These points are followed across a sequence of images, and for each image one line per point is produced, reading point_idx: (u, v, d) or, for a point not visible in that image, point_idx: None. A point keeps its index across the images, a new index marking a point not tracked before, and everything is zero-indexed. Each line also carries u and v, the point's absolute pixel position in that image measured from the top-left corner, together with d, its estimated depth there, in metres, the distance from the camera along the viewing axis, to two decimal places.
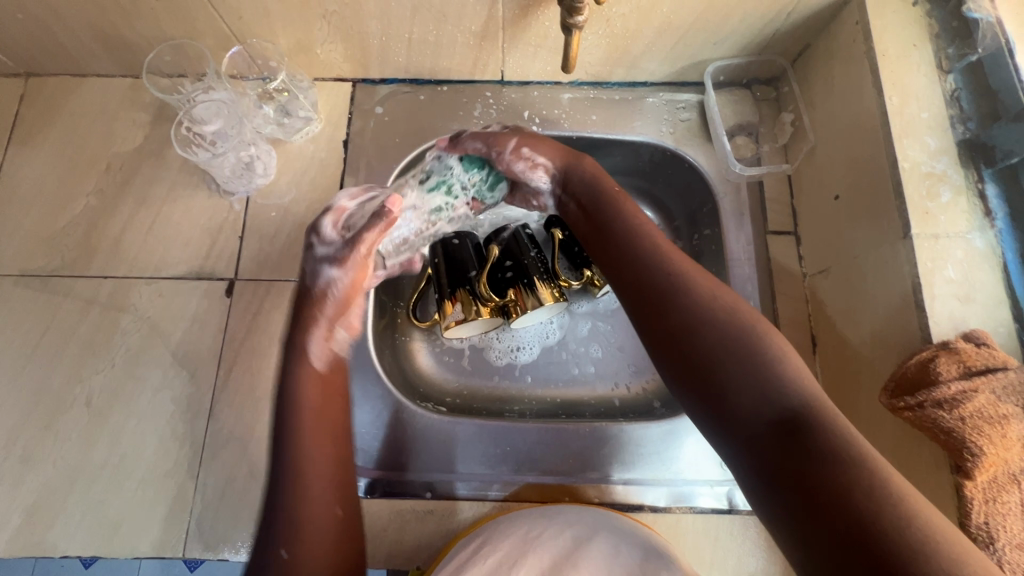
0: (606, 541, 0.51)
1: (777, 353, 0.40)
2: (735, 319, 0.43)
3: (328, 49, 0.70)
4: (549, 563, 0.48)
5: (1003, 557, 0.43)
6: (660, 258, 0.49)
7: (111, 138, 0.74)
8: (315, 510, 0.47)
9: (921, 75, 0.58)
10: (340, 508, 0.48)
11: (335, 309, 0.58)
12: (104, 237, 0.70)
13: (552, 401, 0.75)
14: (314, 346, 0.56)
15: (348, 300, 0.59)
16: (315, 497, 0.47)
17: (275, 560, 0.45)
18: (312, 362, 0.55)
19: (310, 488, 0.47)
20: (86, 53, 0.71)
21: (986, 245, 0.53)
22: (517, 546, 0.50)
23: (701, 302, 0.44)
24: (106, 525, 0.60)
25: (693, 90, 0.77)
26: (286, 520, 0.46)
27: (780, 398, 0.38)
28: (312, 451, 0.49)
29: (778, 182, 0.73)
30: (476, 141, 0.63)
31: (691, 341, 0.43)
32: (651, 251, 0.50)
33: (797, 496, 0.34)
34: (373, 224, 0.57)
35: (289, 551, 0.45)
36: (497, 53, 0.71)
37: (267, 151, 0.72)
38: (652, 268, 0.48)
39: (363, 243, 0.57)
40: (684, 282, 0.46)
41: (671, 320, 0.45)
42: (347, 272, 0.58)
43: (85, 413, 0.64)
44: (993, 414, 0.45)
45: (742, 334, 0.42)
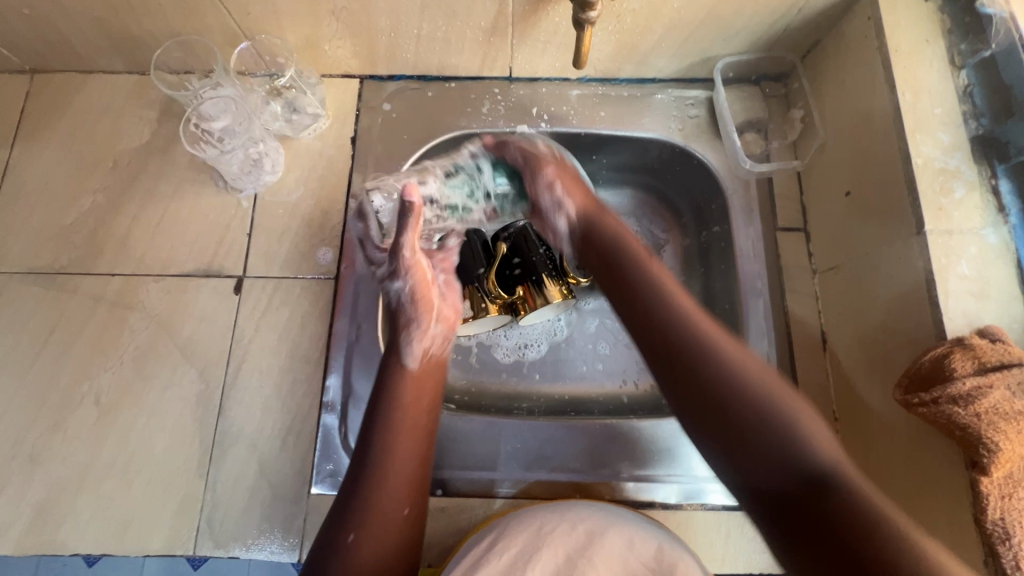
0: (621, 535, 0.51)
1: (802, 416, 0.43)
2: (759, 382, 0.45)
3: (336, 45, 0.70)
4: (563, 560, 0.49)
5: (1020, 552, 0.43)
6: (681, 312, 0.52)
7: (118, 135, 0.73)
8: (388, 505, 0.50)
9: (933, 70, 0.58)
10: (409, 511, 0.51)
11: (417, 314, 0.62)
12: (112, 233, 0.70)
13: (561, 398, 0.75)
14: (408, 348, 0.61)
15: (422, 301, 0.62)
16: (392, 493, 0.51)
17: (342, 539, 0.48)
18: (405, 362, 0.60)
19: (390, 484, 0.51)
20: (92, 49, 0.71)
21: (1000, 241, 0.52)
22: (530, 543, 0.50)
23: (730, 367, 0.47)
24: (116, 522, 0.60)
25: (702, 86, 0.76)
26: (363, 506, 0.50)
27: (803, 454, 0.41)
28: (400, 449, 0.53)
29: (788, 178, 0.73)
30: (517, 152, 0.67)
31: (717, 400, 0.45)
32: (676, 311, 0.52)
33: (815, 538, 0.37)
34: (406, 220, 0.56)
35: (357, 534, 0.48)
36: (505, 49, 0.71)
37: (275, 147, 0.72)
38: (680, 330, 0.50)
39: (403, 243, 0.58)
40: (706, 341, 0.49)
41: (697, 378, 0.47)
42: (408, 277, 0.61)
43: (94, 411, 0.64)
44: (1009, 410, 0.45)
45: (765, 398, 0.44)
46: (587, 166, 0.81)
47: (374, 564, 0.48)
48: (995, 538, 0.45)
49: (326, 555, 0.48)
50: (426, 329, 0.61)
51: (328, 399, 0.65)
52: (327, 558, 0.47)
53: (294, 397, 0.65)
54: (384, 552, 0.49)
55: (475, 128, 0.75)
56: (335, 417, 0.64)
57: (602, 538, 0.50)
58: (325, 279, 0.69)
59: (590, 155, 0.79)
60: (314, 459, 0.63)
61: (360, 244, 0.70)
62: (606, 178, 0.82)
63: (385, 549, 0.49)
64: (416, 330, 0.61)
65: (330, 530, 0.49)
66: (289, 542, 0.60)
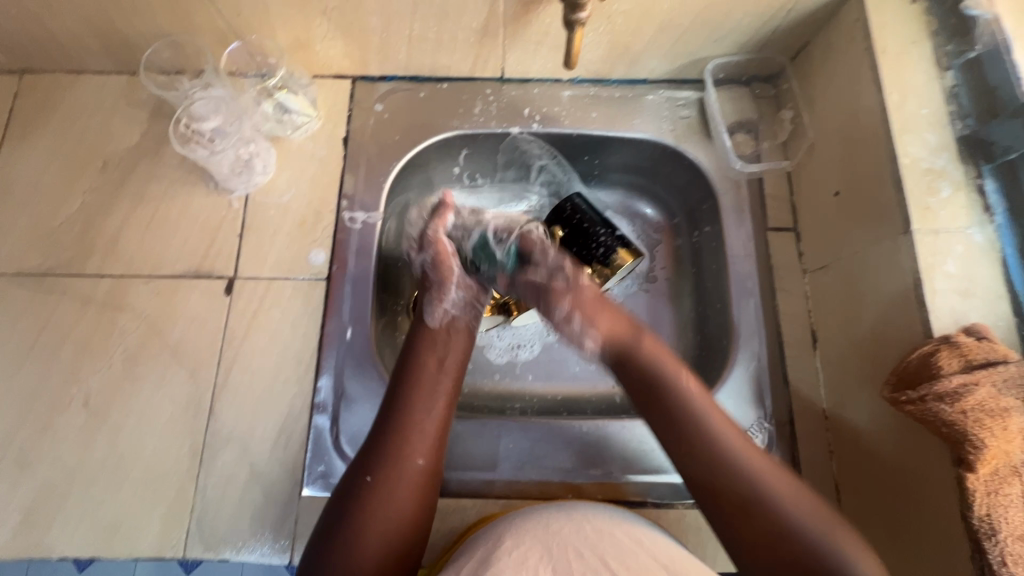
0: (630, 532, 0.51)
1: (833, 535, 0.47)
2: (793, 504, 0.48)
3: (328, 45, 0.70)
4: (579, 557, 0.47)
5: (1006, 549, 0.44)
6: (723, 446, 0.51)
7: (107, 136, 0.73)
8: (404, 455, 0.53)
9: (920, 72, 0.58)
10: (424, 464, 0.54)
11: (438, 280, 0.63)
12: (101, 235, 0.69)
13: (554, 398, 0.75)
14: (429, 311, 0.63)
15: (444, 272, 0.63)
16: (409, 444, 0.54)
17: (360, 481, 0.52)
18: (426, 324, 0.62)
19: (407, 436, 0.54)
20: (81, 49, 0.70)
21: (986, 239, 0.53)
22: (540, 540, 0.48)
23: (768, 496, 0.49)
24: (105, 526, 0.60)
25: (693, 87, 0.77)
26: (380, 453, 0.53)
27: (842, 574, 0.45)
28: (420, 404, 0.56)
29: (779, 179, 0.73)
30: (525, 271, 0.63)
31: (755, 528, 0.48)
32: (716, 443, 0.52)
33: None
34: (439, 213, 0.65)
35: (374, 478, 0.52)
36: (497, 50, 0.71)
37: (266, 148, 0.72)
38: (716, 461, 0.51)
39: (429, 230, 0.65)
40: (743, 469, 0.50)
41: (738, 512, 0.49)
42: (430, 250, 0.64)
43: (83, 413, 0.63)
44: (995, 407, 0.45)
45: (803, 526, 0.47)
46: (580, 166, 0.81)
47: (388, 507, 0.51)
48: (982, 534, 0.45)
49: (346, 495, 0.51)
50: (445, 294, 0.63)
51: (319, 400, 0.65)
52: (345, 498, 0.51)
53: (285, 398, 0.65)
54: (399, 498, 0.51)
55: (468, 129, 0.75)
56: (327, 418, 0.64)
57: (616, 538, 0.50)
58: (317, 280, 0.69)
59: (582, 156, 0.79)
60: (306, 461, 0.63)
61: (352, 245, 0.70)
62: (598, 178, 0.83)
63: (400, 497, 0.51)
64: (436, 295, 0.63)
65: (350, 474, 0.53)
66: (280, 544, 0.60)
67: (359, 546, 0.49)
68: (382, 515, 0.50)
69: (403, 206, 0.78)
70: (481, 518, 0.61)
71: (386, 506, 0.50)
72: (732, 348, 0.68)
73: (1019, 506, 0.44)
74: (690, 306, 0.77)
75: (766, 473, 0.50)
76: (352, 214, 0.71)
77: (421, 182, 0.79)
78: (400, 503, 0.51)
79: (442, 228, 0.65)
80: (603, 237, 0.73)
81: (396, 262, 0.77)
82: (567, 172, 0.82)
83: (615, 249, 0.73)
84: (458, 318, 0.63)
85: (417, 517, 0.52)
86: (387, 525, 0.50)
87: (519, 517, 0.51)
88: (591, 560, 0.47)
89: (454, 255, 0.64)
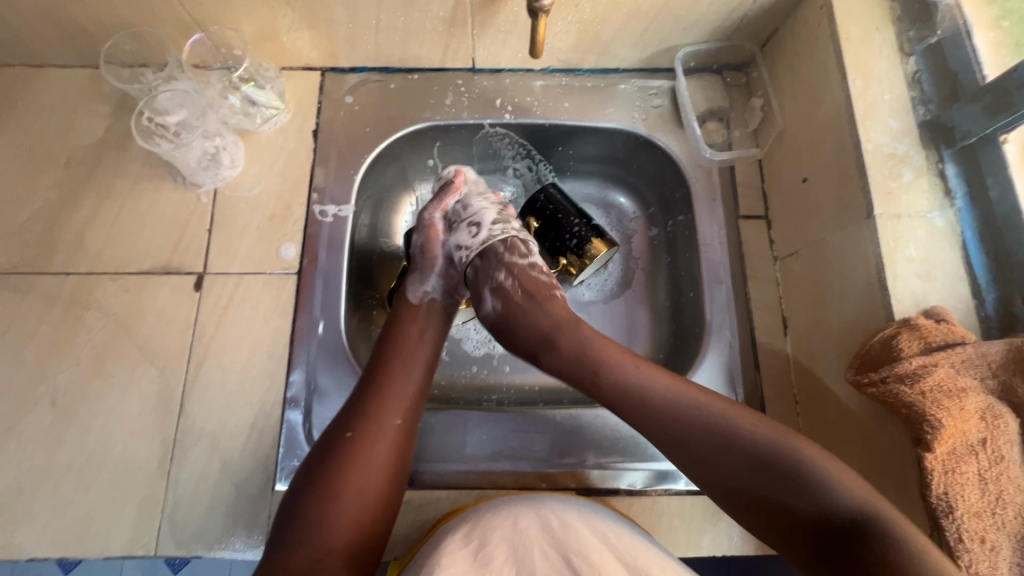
0: (596, 528, 0.50)
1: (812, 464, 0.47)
2: (758, 434, 0.50)
3: (294, 37, 0.69)
4: (545, 554, 0.47)
5: (963, 526, 0.44)
6: (637, 389, 0.54)
7: (71, 130, 0.71)
8: (383, 414, 0.54)
9: (883, 58, 0.59)
10: (403, 423, 0.55)
11: (421, 262, 0.66)
12: (66, 232, 0.68)
13: (531, 389, 0.75)
14: (410, 290, 0.65)
15: (428, 252, 0.66)
16: (388, 404, 0.55)
17: (340, 437, 0.53)
18: (405, 301, 0.65)
19: (388, 397, 0.56)
20: (41, 43, 0.69)
21: (946, 223, 0.54)
22: (506, 537, 0.48)
23: (720, 428, 0.51)
24: (74, 525, 0.59)
25: (665, 76, 0.77)
26: (361, 412, 0.54)
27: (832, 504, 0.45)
28: (400, 368, 0.58)
29: (750, 167, 0.74)
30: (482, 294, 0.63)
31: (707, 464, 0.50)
32: (631, 390, 0.54)
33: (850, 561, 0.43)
34: (440, 198, 0.68)
35: (354, 434, 0.53)
36: (466, 40, 0.71)
37: (233, 142, 0.71)
38: (658, 417, 0.52)
39: (426, 214, 0.68)
40: (658, 402, 0.53)
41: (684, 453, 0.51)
42: (423, 232, 0.67)
43: (50, 413, 0.62)
44: (952, 387, 0.46)
45: (768, 451, 0.49)
46: (554, 157, 0.81)
47: (364, 465, 0.52)
48: (940, 512, 0.45)
49: (325, 452, 0.52)
50: (427, 276, 0.66)
51: (291, 395, 0.64)
52: (326, 453, 0.52)
53: (257, 394, 0.64)
54: (379, 455, 0.53)
55: (439, 120, 0.75)
56: (299, 413, 0.64)
57: (581, 534, 0.49)
58: (287, 274, 0.68)
59: (556, 146, 0.79)
60: (278, 456, 0.62)
61: (323, 239, 0.69)
62: (573, 169, 0.82)
63: (378, 454, 0.53)
64: (417, 277, 0.66)
65: (330, 433, 0.54)
66: (253, 539, 0.60)
67: (337, 501, 0.50)
68: (359, 470, 0.51)
69: (377, 199, 0.78)
70: (455, 509, 0.61)
71: (364, 462, 0.52)
72: (704, 336, 0.68)
73: (974, 484, 0.45)
74: (665, 295, 0.77)
75: (723, 409, 0.52)
76: (323, 208, 0.71)
77: (394, 175, 0.79)
78: (378, 461, 0.52)
79: (439, 212, 0.68)
80: (577, 227, 0.73)
81: (369, 256, 0.76)
82: (542, 163, 0.82)
83: (588, 239, 0.73)
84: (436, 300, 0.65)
85: (392, 474, 0.53)
86: (364, 480, 0.51)
87: (485, 511, 0.51)
88: (554, 558, 0.47)
89: (441, 238, 0.67)
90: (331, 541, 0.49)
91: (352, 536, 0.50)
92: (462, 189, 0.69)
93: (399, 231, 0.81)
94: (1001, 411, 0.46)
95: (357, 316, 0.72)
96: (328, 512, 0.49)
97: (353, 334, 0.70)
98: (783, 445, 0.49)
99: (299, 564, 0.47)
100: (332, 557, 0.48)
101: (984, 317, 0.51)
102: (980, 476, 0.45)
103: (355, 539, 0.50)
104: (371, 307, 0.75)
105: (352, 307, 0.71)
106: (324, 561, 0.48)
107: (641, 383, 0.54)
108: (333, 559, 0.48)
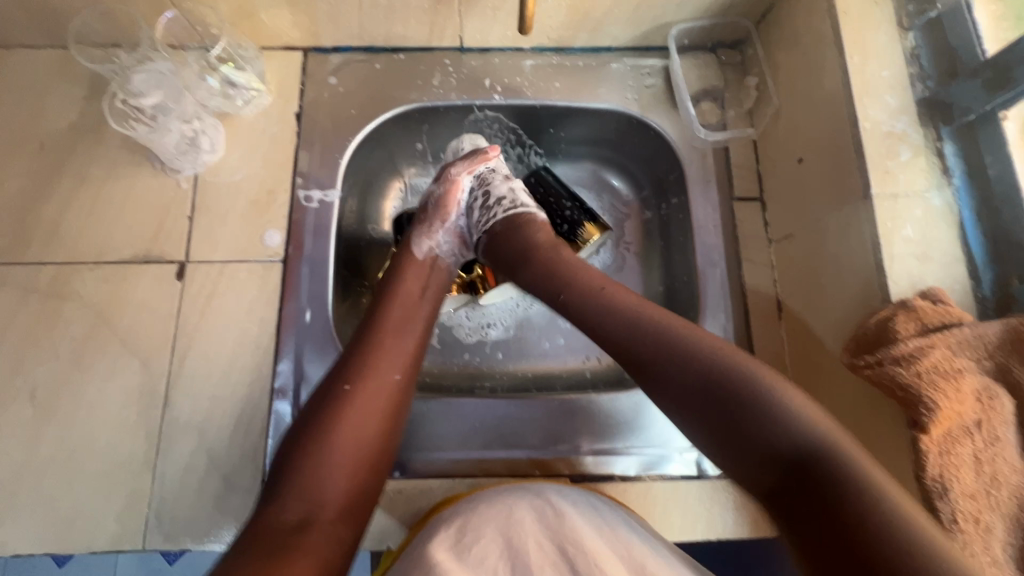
0: (589, 521, 0.49)
1: (776, 402, 0.42)
2: (720, 358, 0.46)
3: (274, 14, 0.67)
4: (541, 547, 0.46)
5: (957, 507, 0.44)
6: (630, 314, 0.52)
7: (42, 115, 0.69)
8: (384, 369, 0.53)
9: (882, 33, 0.57)
10: (401, 380, 0.54)
11: (437, 215, 0.68)
12: (41, 221, 0.66)
13: (524, 375, 0.74)
14: (417, 241, 0.66)
15: (444, 208, 0.69)
16: (389, 359, 0.54)
17: (338, 388, 0.51)
18: (412, 250, 0.65)
19: (387, 351, 0.55)
20: (8, 22, 0.66)
21: (944, 203, 0.53)
22: (502, 533, 0.47)
23: (688, 346, 0.48)
24: (58, 520, 0.58)
25: (658, 54, 0.75)
26: (362, 366, 0.53)
27: (791, 441, 0.41)
28: (399, 326, 0.57)
29: (744, 147, 0.72)
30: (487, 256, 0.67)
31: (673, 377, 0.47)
32: (614, 307, 0.53)
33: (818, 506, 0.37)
34: (469, 159, 0.70)
35: (353, 386, 0.51)
36: (454, 17, 0.68)
37: (213, 125, 0.68)
38: (631, 324, 0.51)
39: (453, 169, 0.70)
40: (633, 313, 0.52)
41: (647, 365, 0.49)
42: (445, 185, 0.70)
43: (30, 407, 0.60)
44: (949, 368, 0.45)
45: (730, 372, 0.45)
46: (545, 139, 0.79)
47: (362, 416, 0.50)
48: (934, 494, 0.45)
49: (320, 406, 0.50)
50: (436, 232, 0.67)
51: (279, 385, 0.63)
52: (322, 406, 0.50)
53: (244, 384, 0.63)
54: (377, 407, 0.51)
55: (427, 101, 0.73)
56: (288, 404, 0.63)
57: (576, 525, 0.48)
58: (272, 262, 0.66)
59: (547, 128, 0.77)
60: (267, 448, 0.61)
61: (308, 225, 0.68)
62: (564, 151, 0.81)
63: (378, 407, 0.51)
64: (427, 228, 0.67)
65: (325, 386, 0.52)
66: None
67: (332, 455, 0.48)
68: (358, 420, 0.50)
69: (364, 184, 0.76)
70: (447, 498, 0.60)
71: (363, 415, 0.50)
72: (698, 321, 0.67)
73: (969, 465, 0.45)
74: (659, 280, 0.77)
75: (695, 331, 0.49)
76: (308, 193, 0.69)
77: (381, 158, 0.77)
78: (377, 415, 0.51)
79: (465, 173, 0.70)
80: (570, 211, 0.72)
81: (358, 243, 0.75)
82: (533, 146, 0.80)
83: (581, 223, 0.71)
84: (441, 255, 0.67)
85: (389, 430, 0.52)
86: (359, 432, 0.50)
87: (480, 504, 0.50)
88: (551, 552, 0.46)
89: (458, 198, 0.69)
90: (326, 497, 0.46)
91: (347, 491, 0.48)
92: (491, 161, 0.71)
93: (388, 217, 0.79)
94: (997, 391, 0.45)
95: (345, 305, 0.71)
96: (323, 467, 0.47)
97: (342, 323, 0.69)
98: (744, 367, 0.45)
99: (291, 518, 0.44)
100: (325, 511, 0.46)
101: (981, 298, 0.50)
102: (975, 457, 0.45)
103: (350, 495, 0.48)
104: (360, 295, 0.74)
105: (341, 294, 0.70)
106: (318, 517, 0.45)
107: (631, 308, 0.52)
108: (327, 513, 0.46)
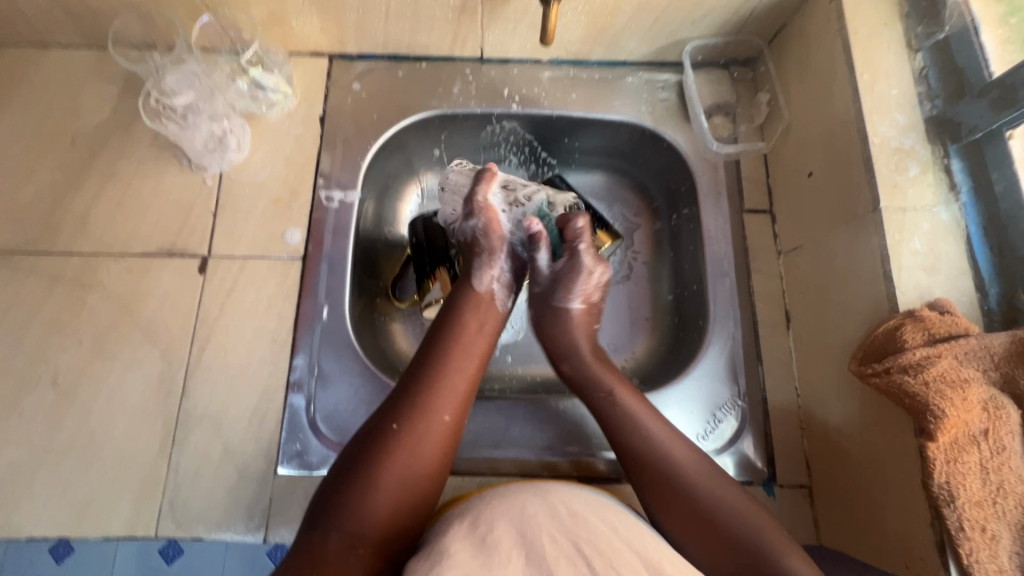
0: (605, 521, 0.48)
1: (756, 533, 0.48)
2: (726, 507, 0.50)
3: (304, 21, 0.69)
4: (558, 543, 0.45)
5: (963, 514, 0.45)
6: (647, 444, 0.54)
7: (77, 111, 0.71)
8: (434, 408, 0.52)
9: (891, 53, 0.59)
10: (451, 421, 0.53)
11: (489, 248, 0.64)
12: (70, 213, 0.68)
13: (533, 379, 0.75)
14: (477, 276, 0.63)
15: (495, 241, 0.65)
16: (440, 397, 0.53)
17: (386, 427, 0.50)
18: (475, 287, 0.63)
19: (438, 390, 0.53)
20: (47, 22, 0.69)
21: (952, 217, 0.54)
22: (514, 524, 0.46)
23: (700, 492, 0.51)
24: (74, 505, 0.59)
25: (672, 70, 0.77)
26: (409, 404, 0.52)
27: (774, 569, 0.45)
28: (455, 359, 0.56)
29: (755, 160, 0.74)
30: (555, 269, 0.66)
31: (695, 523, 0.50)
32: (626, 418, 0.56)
33: None
34: (485, 180, 0.66)
35: (400, 426, 0.51)
36: (476, 28, 0.71)
37: (241, 125, 0.71)
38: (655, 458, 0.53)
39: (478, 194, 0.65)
40: (655, 445, 0.54)
41: (666, 497, 0.52)
42: (483, 214, 0.65)
43: (52, 393, 0.62)
44: (955, 378, 0.46)
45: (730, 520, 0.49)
46: (559, 149, 0.81)
47: (411, 455, 0.49)
48: (941, 501, 0.46)
49: (369, 442, 0.50)
50: (496, 263, 0.65)
51: (294, 378, 0.64)
52: (371, 442, 0.50)
53: (260, 377, 0.64)
54: (424, 445, 0.50)
55: (447, 108, 0.75)
56: (303, 397, 0.64)
57: (593, 526, 0.47)
58: (292, 259, 0.68)
59: (562, 138, 0.79)
60: (281, 440, 0.62)
61: (329, 225, 0.69)
62: (578, 161, 0.82)
63: (426, 448, 0.50)
64: (485, 259, 0.64)
65: (376, 419, 0.52)
66: (254, 523, 0.60)
67: (378, 488, 0.48)
68: (405, 459, 0.49)
69: (382, 187, 0.77)
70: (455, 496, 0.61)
71: (411, 457, 0.49)
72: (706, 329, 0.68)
73: (976, 473, 0.45)
74: (669, 288, 0.78)
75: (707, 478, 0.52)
76: (329, 193, 0.71)
77: (399, 163, 0.78)
78: (425, 453, 0.50)
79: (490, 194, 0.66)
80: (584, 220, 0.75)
81: (374, 243, 0.76)
82: (547, 157, 0.82)
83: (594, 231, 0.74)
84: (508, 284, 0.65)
85: (436, 468, 0.51)
86: (405, 474, 0.49)
87: (494, 498, 0.50)
88: (566, 547, 0.45)
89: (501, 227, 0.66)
90: (364, 527, 0.46)
91: (386, 528, 0.47)
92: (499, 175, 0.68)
93: (403, 221, 0.80)
94: (1003, 402, 0.46)
95: (361, 303, 0.72)
96: (368, 498, 0.47)
97: (358, 320, 0.70)
98: (738, 516, 0.49)
99: (330, 551, 0.44)
100: (362, 546, 0.45)
101: (987, 311, 0.51)
102: (981, 466, 0.45)
103: (387, 530, 0.47)
104: (374, 295, 0.75)
105: (357, 294, 0.71)
106: (355, 548, 0.45)
107: (648, 434, 0.55)
108: (365, 543, 0.46)
